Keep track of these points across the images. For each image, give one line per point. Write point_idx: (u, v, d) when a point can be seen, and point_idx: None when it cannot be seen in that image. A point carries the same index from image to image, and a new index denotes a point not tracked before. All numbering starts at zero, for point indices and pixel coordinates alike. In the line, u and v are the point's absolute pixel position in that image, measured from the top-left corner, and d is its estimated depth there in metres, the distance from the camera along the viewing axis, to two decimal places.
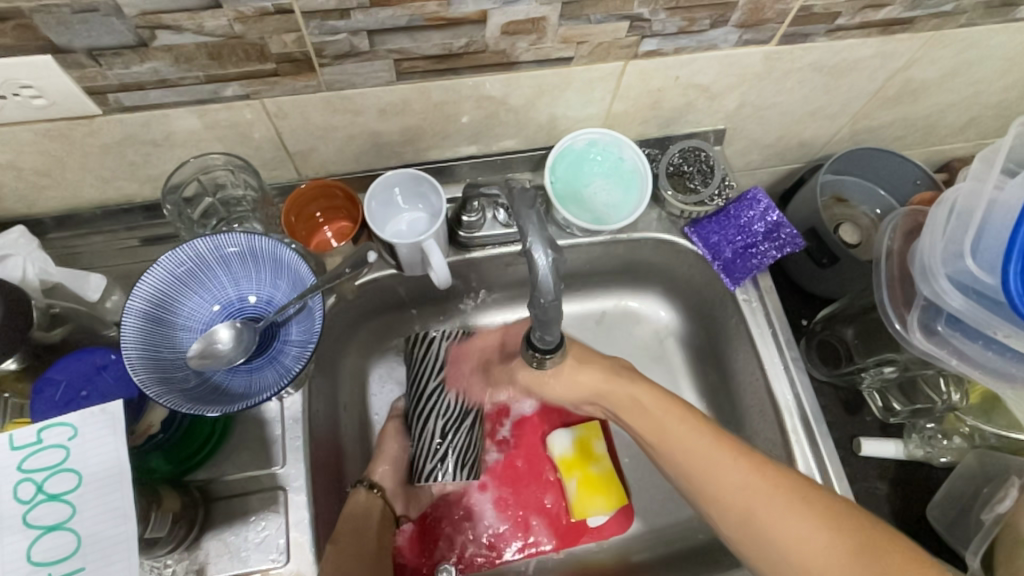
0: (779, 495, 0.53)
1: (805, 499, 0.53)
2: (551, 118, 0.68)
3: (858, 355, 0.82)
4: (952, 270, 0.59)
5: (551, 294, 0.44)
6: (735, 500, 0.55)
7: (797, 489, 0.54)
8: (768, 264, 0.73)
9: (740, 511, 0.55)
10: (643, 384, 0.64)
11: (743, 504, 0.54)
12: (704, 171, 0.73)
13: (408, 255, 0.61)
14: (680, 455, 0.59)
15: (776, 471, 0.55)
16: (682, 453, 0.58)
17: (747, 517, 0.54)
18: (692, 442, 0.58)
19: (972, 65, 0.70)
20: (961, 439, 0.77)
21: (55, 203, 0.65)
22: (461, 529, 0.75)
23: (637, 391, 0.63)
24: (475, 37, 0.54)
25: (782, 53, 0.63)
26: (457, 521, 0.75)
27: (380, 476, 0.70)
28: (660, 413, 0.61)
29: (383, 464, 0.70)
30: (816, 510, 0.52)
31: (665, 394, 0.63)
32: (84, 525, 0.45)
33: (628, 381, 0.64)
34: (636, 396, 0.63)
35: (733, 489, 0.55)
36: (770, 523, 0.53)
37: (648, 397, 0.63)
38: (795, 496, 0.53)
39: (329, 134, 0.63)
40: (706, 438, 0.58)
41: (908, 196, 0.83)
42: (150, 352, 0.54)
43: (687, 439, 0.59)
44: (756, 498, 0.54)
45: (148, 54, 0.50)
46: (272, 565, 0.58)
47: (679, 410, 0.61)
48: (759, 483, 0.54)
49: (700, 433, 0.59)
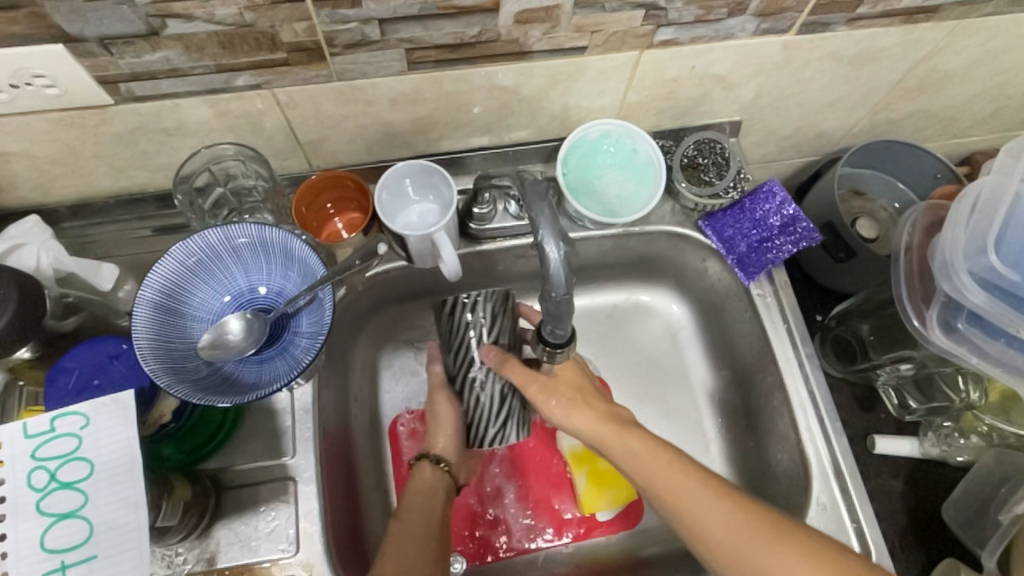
0: (769, 538, 0.51)
1: (799, 543, 0.51)
2: (564, 108, 0.67)
3: (874, 351, 0.79)
4: (973, 266, 0.59)
5: (563, 287, 0.44)
6: (724, 543, 0.53)
7: (787, 533, 0.52)
8: (783, 258, 0.72)
9: (729, 553, 0.53)
10: (633, 430, 0.62)
11: (735, 547, 0.52)
12: (720, 164, 0.71)
13: (418, 247, 0.61)
14: (667, 501, 0.57)
15: (770, 516, 0.53)
16: (669, 498, 0.57)
17: (737, 562, 0.52)
18: (677, 484, 0.57)
19: (997, 55, 0.68)
20: (978, 438, 0.75)
21: (69, 192, 0.66)
22: (476, 519, 0.75)
23: (627, 440, 0.62)
24: (488, 25, 0.54)
25: (801, 43, 0.62)
26: (472, 511, 0.75)
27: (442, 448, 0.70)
28: (646, 456, 0.60)
29: (443, 438, 0.70)
30: (811, 552, 0.50)
31: (654, 438, 0.61)
32: (96, 513, 0.46)
33: (620, 429, 0.63)
34: (627, 445, 0.62)
35: (720, 532, 0.53)
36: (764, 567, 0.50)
37: (635, 442, 0.61)
38: (785, 540, 0.51)
39: (340, 124, 0.63)
40: (693, 482, 0.57)
41: (929, 189, 0.82)
42: (161, 342, 0.54)
43: (673, 483, 0.57)
44: (746, 541, 0.52)
45: (159, 43, 0.50)
46: (281, 555, 0.58)
47: (668, 454, 0.59)
48: (749, 525, 0.53)
49: (688, 476, 0.57)
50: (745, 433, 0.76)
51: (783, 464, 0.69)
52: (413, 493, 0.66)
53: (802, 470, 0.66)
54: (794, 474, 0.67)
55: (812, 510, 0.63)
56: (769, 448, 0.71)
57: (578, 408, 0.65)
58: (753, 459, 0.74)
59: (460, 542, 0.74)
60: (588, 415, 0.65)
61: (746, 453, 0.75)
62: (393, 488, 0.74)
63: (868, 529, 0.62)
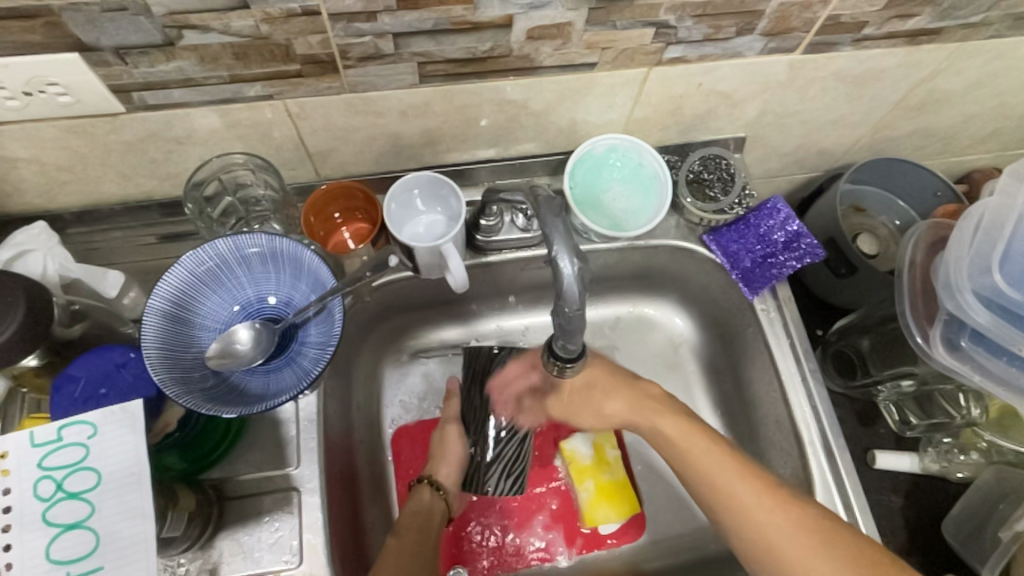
0: (809, 539, 0.52)
1: (840, 544, 0.52)
2: (571, 122, 0.67)
3: (874, 367, 0.80)
4: (978, 285, 0.60)
5: (576, 303, 0.44)
6: (761, 532, 0.54)
7: (819, 527, 0.53)
8: (786, 274, 0.72)
9: (764, 541, 0.54)
10: (668, 415, 0.63)
11: (769, 539, 0.54)
12: (726, 180, 0.73)
13: (426, 257, 0.60)
14: (720, 486, 0.57)
15: (810, 512, 0.54)
16: (726, 486, 0.57)
17: (773, 556, 0.53)
18: (715, 470, 0.58)
19: (996, 77, 0.70)
20: (978, 454, 0.76)
21: (75, 198, 0.65)
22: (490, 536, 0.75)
23: (662, 423, 0.63)
24: (500, 41, 0.54)
25: (806, 62, 0.63)
26: (486, 528, 0.75)
27: (442, 476, 0.69)
28: (703, 451, 0.59)
29: (446, 466, 0.70)
30: (848, 553, 0.51)
31: (689, 422, 0.62)
32: (103, 524, 0.45)
33: (655, 414, 0.64)
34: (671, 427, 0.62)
35: (762, 525, 0.54)
36: (791, 560, 0.52)
37: (671, 428, 0.62)
38: (831, 541, 0.52)
39: (351, 135, 0.63)
40: (729, 468, 0.58)
41: (929, 208, 0.82)
42: (169, 352, 0.54)
43: (709, 467, 0.58)
44: (781, 536, 0.53)
45: (174, 53, 0.50)
46: (284, 566, 0.58)
47: (705, 440, 0.60)
48: (782, 521, 0.54)
49: (723, 461, 0.58)
50: (747, 445, 0.76)
51: (786, 479, 0.69)
52: (409, 513, 0.66)
53: (804, 484, 0.66)
54: (797, 487, 0.67)
55: None
56: (772, 463, 0.72)
57: (610, 399, 0.67)
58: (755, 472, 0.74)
59: (471, 560, 0.74)
60: (625, 402, 0.66)
61: None
62: (396, 497, 0.74)
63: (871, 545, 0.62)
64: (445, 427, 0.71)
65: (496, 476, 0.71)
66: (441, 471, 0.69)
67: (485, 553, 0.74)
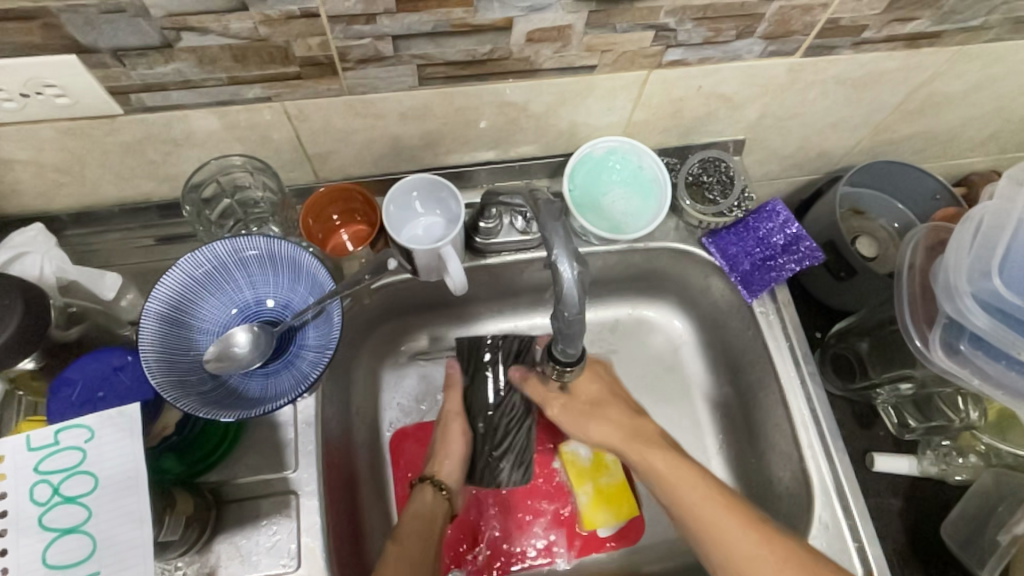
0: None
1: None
2: (571, 124, 0.67)
3: (874, 369, 0.80)
4: (977, 289, 0.60)
5: (575, 307, 0.45)
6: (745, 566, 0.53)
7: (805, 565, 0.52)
8: (786, 277, 0.72)
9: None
10: (658, 448, 0.63)
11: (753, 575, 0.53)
12: (725, 182, 0.72)
13: (425, 261, 0.59)
14: (703, 519, 0.57)
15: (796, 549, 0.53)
16: (710, 519, 0.56)
17: None
18: (700, 504, 0.58)
19: (995, 81, 0.70)
20: (977, 457, 0.77)
21: (72, 200, 0.65)
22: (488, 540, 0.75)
23: (649, 456, 0.63)
24: (500, 43, 0.54)
25: (806, 65, 0.63)
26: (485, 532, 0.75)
27: (446, 474, 0.70)
28: (688, 484, 0.59)
29: (450, 462, 0.70)
30: None
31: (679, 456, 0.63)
32: (100, 528, 0.45)
33: (645, 445, 0.64)
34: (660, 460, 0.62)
35: (747, 558, 0.54)
36: None
37: (659, 462, 0.62)
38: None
39: (350, 137, 0.63)
40: (719, 507, 0.57)
41: (928, 211, 0.83)
42: (167, 354, 0.53)
43: (693, 500, 0.58)
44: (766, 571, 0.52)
45: (172, 55, 0.50)
46: (282, 570, 0.58)
47: (692, 473, 0.60)
48: (767, 556, 0.53)
49: (709, 495, 0.58)
50: (747, 448, 0.76)
51: (785, 482, 0.69)
52: (410, 517, 0.65)
53: (804, 488, 0.66)
54: (796, 491, 0.67)
55: (814, 528, 0.63)
56: (771, 466, 0.72)
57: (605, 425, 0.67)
58: (754, 475, 0.74)
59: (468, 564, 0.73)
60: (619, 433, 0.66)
61: (749, 473, 0.75)
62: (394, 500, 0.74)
63: (870, 549, 0.62)
64: (450, 424, 0.72)
65: (508, 466, 0.73)
66: (444, 468, 0.69)
67: (483, 557, 0.74)
